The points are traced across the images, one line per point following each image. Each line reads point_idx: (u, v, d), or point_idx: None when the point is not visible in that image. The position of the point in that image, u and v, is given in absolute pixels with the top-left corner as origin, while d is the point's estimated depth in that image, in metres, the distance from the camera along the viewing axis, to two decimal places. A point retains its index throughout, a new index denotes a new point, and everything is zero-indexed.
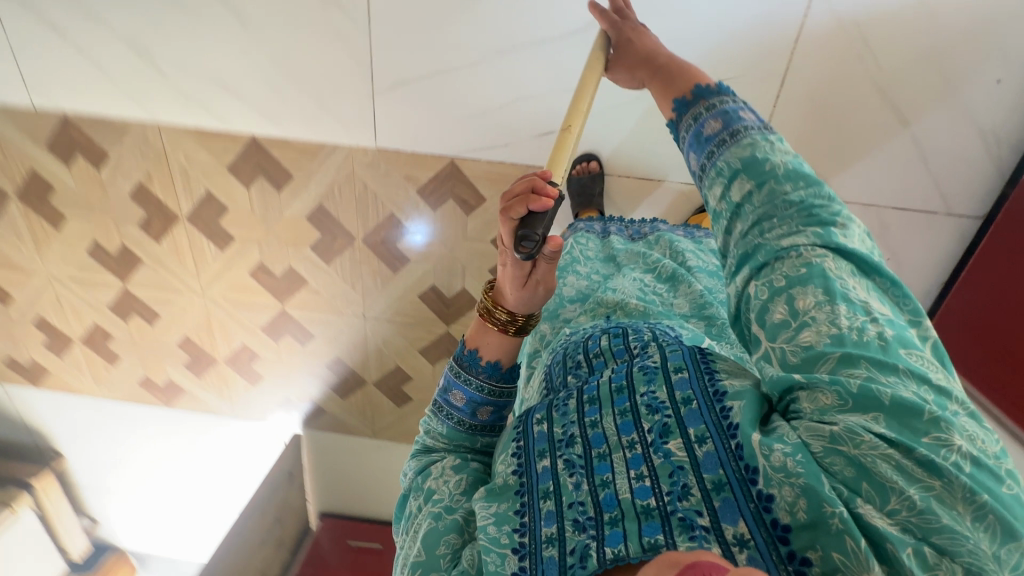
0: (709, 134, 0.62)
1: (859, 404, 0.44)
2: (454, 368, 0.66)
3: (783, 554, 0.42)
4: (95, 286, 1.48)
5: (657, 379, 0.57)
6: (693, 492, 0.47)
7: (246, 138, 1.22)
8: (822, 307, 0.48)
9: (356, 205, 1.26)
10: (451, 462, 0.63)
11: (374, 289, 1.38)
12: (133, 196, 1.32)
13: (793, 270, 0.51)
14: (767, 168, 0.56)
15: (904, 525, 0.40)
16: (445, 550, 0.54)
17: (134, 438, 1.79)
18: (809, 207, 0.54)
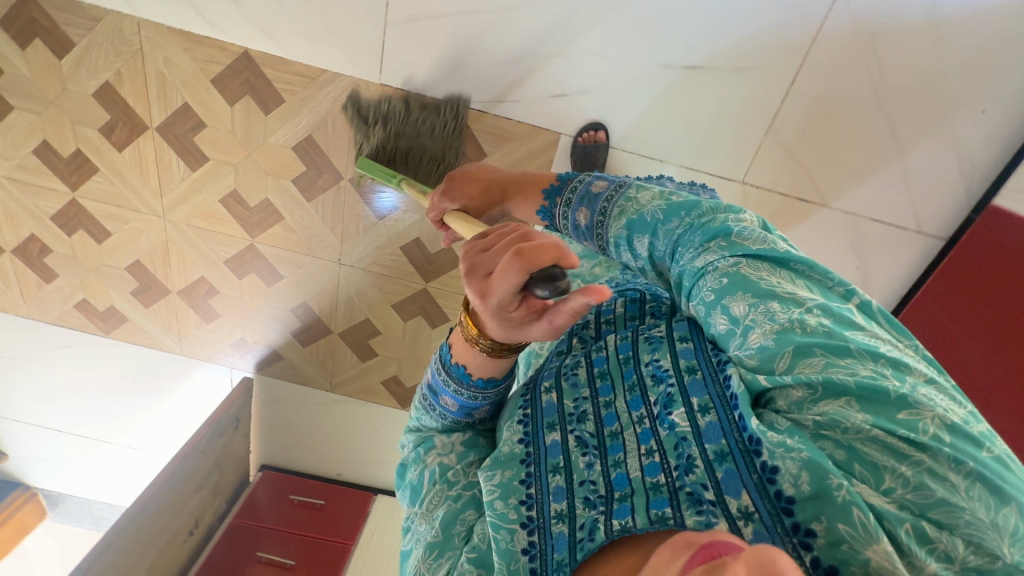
0: (585, 225, 0.63)
1: (826, 392, 0.41)
2: (442, 375, 0.63)
3: (788, 526, 0.39)
4: (38, 192, 1.34)
5: (661, 346, 0.53)
6: (698, 465, 0.44)
7: (238, 50, 1.13)
8: (756, 313, 0.46)
9: (348, 140, 1.20)
10: (461, 438, 0.65)
11: (355, 234, 1.33)
12: (96, 96, 1.20)
13: (717, 284, 0.49)
14: (648, 218, 0.57)
15: (902, 503, 0.37)
16: (461, 527, 0.56)
17: (61, 368, 1.65)
18: (701, 226, 0.53)
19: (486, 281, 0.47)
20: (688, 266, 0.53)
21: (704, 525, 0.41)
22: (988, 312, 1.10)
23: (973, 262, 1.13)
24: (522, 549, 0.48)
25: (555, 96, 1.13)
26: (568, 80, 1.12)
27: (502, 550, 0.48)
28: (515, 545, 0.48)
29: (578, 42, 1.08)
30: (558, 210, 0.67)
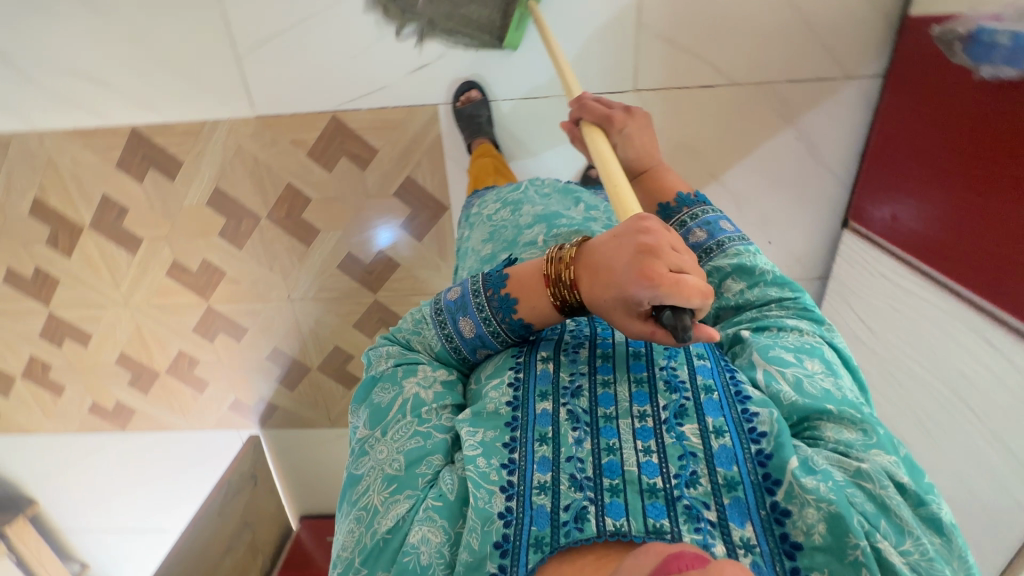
0: (696, 241, 0.74)
1: (879, 447, 0.54)
2: (480, 296, 0.66)
3: (787, 566, 0.47)
4: (21, 315, 1.46)
5: (678, 357, 0.62)
6: (701, 482, 0.51)
7: (125, 130, 1.18)
8: (828, 379, 0.59)
9: (251, 180, 1.23)
10: (444, 376, 0.68)
11: (294, 267, 1.35)
12: (33, 213, 1.30)
13: (798, 341, 0.63)
14: (757, 272, 0.70)
15: (911, 566, 0.47)
16: (428, 469, 0.58)
17: (101, 471, 1.76)
18: (809, 311, 0.68)
19: (655, 275, 0.53)
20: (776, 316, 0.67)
21: (701, 542, 0.47)
22: (983, 140, 0.85)
23: (904, 87, 1.02)
24: (498, 513, 0.51)
25: (416, 69, 1.12)
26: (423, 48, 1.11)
27: (478, 508, 0.51)
28: (492, 504, 0.51)
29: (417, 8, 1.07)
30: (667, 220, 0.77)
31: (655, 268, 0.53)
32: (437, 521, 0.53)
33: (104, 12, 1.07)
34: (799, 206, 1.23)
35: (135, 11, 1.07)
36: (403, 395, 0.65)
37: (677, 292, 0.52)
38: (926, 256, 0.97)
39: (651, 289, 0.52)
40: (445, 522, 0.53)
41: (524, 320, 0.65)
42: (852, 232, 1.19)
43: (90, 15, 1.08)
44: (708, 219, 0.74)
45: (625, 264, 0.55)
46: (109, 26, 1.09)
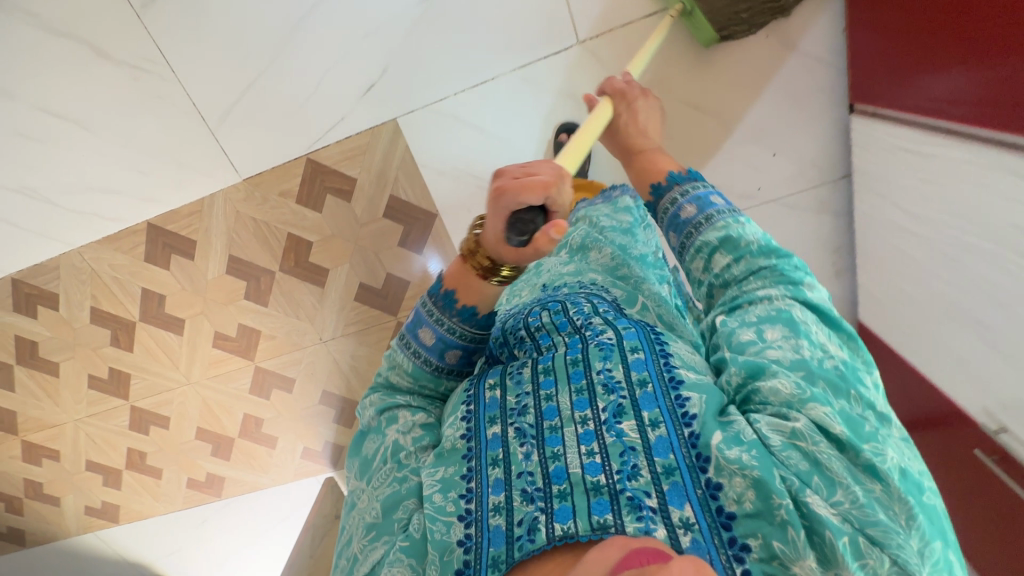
0: (685, 217, 0.74)
1: (817, 400, 0.54)
2: (428, 305, 0.72)
3: (725, 538, 0.49)
4: (110, 413, 1.63)
5: (613, 355, 0.62)
6: (642, 474, 0.52)
7: (143, 225, 1.31)
8: (785, 345, 0.58)
9: (257, 240, 1.31)
10: (421, 419, 0.69)
11: (317, 310, 1.41)
12: (94, 320, 1.46)
13: (764, 311, 0.62)
14: (741, 244, 0.68)
15: (845, 515, 0.50)
16: (403, 514, 0.61)
17: (213, 539, 1.91)
18: (784, 270, 0.65)
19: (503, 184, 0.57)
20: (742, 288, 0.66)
21: (644, 530, 0.49)
22: None
23: None
24: (457, 542, 0.54)
25: (366, 91, 1.16)
26: (368, 69, 1.15)
27: (437, 540, 0.55)
28: (450, 535, 0.55)
29: (352, 34, 1.13)
30: (661, 201, 0.79)
31: (501, 180, 0.57)
32: (406, 561, 0.56)
33: (97, 128, 1.20)
34: (792, 107, 1.15)
35: (122, 118, 1.19)
36: (385, 443, 0.68)
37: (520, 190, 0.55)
38: (926, 104, 0.87)
39: (500, 199, 0.57)
40: (413, 561, 0.56)
41: (471, 307, 0.70)
42: (858, 113, 1.08)
43: (87, 134, 1.21)
44: (698, 195, 0.75)
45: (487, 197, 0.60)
46: (104, 139, 1.21)
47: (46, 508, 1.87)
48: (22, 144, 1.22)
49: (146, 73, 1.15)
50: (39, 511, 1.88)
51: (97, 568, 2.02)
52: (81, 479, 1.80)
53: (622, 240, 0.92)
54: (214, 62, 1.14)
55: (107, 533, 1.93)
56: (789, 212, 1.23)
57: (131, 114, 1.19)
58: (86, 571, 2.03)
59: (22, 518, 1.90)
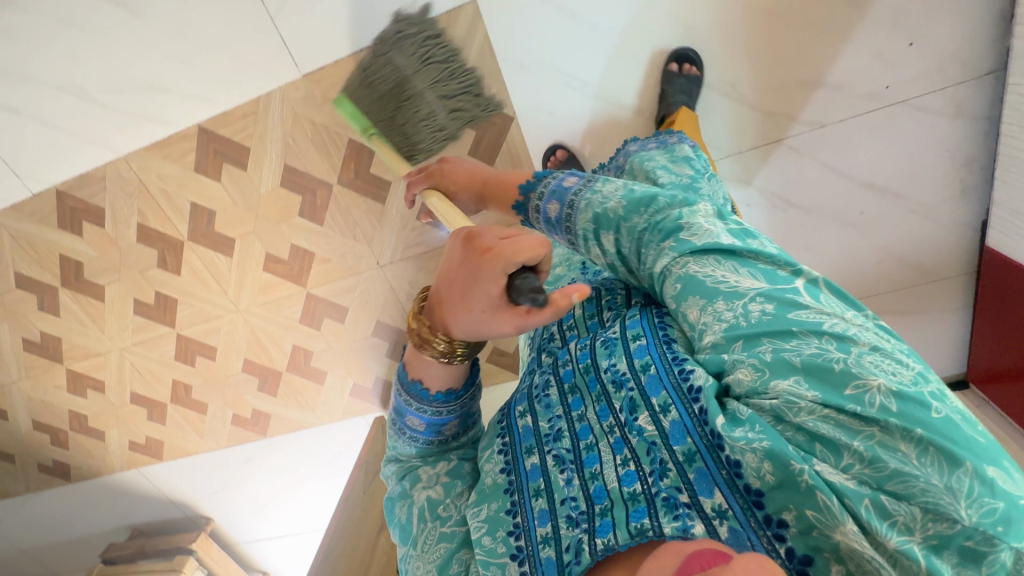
0: (555, 218, 0.66)
1: (777, 372, 0.47)
2: (402, 395, 0.66)
3: (762, 518, 0.46)
4: (155, 342, 1.57)
5: (617, 349, 0.61)
6: (670, 469, 0.51)
7: (193, 130, 1.21)
8: (710, 312, 0.52)
9: (315, 148, 1.21)
10: (444, 467, 0.67)
11: (376, 230, 1.31)
12: (140, 240, 1.38)
13: (673, 289, 0.56)
14: (612, 215, 0.61)
15: (861, 478, 0.43)
16: (458, 568, 0.60)
17: (257, 479, 1.87)
18: (658, 226, 0.58)
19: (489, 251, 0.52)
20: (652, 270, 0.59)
21: (681, 529, 0.47)
22: None
23: None
24: None
25: None
26: None
27: None
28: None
29: None
30: (532, 216, 0.71)
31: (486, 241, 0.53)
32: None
33: (146, 14, 1.10)
34: None
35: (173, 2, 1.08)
36: (416, 505, 0.65)
37: (520, 245, 0.51)
38: None
39: (493, 260, 0.51)
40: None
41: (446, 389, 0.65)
42: None
43: (136, 21, 1.10)
44: (555, 190, 0.67)
45: (460, 260, 0.54)
46: (154, 27, 1.11)
47: (91, 442, 1.84)
48: (67, 34, 1.12)
49: None
50: (83, 445, 1.86)
51: (141, 506, 2.00)
52: (126, 412, 1.75)
53: None
54: None
55: (151, 470, 1.90)
56: (917, 117, 1.08)
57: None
58: (131, 508, 2.01)
59: (66, 452, 1.88)
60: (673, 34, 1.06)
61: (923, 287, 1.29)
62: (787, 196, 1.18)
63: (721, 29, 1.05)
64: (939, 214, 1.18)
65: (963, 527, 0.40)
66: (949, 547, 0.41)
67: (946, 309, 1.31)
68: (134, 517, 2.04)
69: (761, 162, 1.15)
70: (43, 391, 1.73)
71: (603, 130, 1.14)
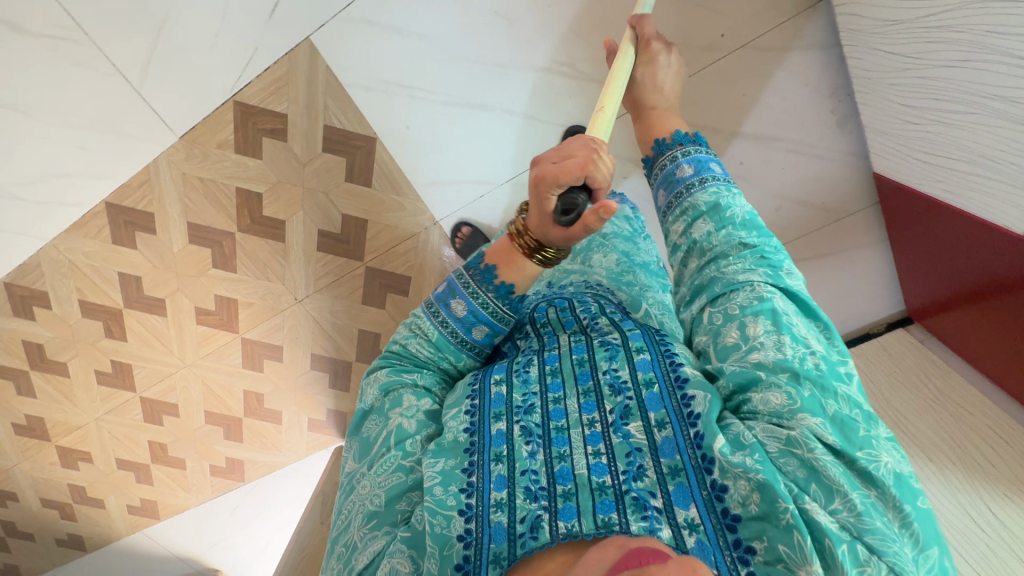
0: (679, 179, 0.80)
1: (806, 407, 0.59)
2: (465, 277, 0.73)
3: (730, 541, 0.55)
4: (124, 407, 1.67)
5: (619, 358, 0.68)
6: (647, 474, 0.59)
7: (101, 205, 1.31)
8: (769, 338, 0.63)
9: (208, 201, 1.28)
10: (426, 403, 0.71)
11: (285, 268, 1.37)
12: (85, 314, 1.49)
13: (746, 301, 0.67)
14: (727, 214, 0.74)
15: (844, 524, 0.54)
16: (405, 506, 0.63)
17: (249, 525, 1.94)
18: (766, 254, 0.71)
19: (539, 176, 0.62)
20: (727, 278, 0.69)
21: (649, 528, 0.55)
22: None
23: None
24: (457, 536, 0.57)
25: (271, 13, 1.11)
26: None
27: (436, 533, 0.57)
28: (450, 529, 0.57)
29: None
30: (660, 159, 0.85)
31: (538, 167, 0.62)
32: (407, 553, 0.58)
33: (33, 110, 1.20)
34: None
35: (51, 95, 1.19)
36: (387, 426, 0.69)
37: (562, 173, 0.60)
38: None
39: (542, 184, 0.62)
40: (413, 552, 0.58)
41: (508, 284, 0.72)
42: None
43: (26, 118, 1.21)
44: (697, 158, 0.81)
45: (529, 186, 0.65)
46: (42, 120, 1.21)
47: (95, 511, 1.95)
48: None
49: (62, 41, 1.14)
50: (89, 515, 1.97)
51: (153, 566, 2.09)
52: (116, 478, 1.86)
53: (625, 248, 0.96)
54: (122, 15, 1.12)
55: (153, 530, 1.99)
56: (764, 58, 1.08)
57: (58, 89, 1.18)
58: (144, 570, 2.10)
59: (75, 524, 1.99)
60: (499, 29, 1.10)
61: (832, 226, 1.23)
62: None
63: (545, 15, 1.08)
64: (822, 149, 1.14)
65: None
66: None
67: (863, 244, 1.26)
68: None
69: None
70: (41, 469, 1.85)
71: (456, 133, 1.20)
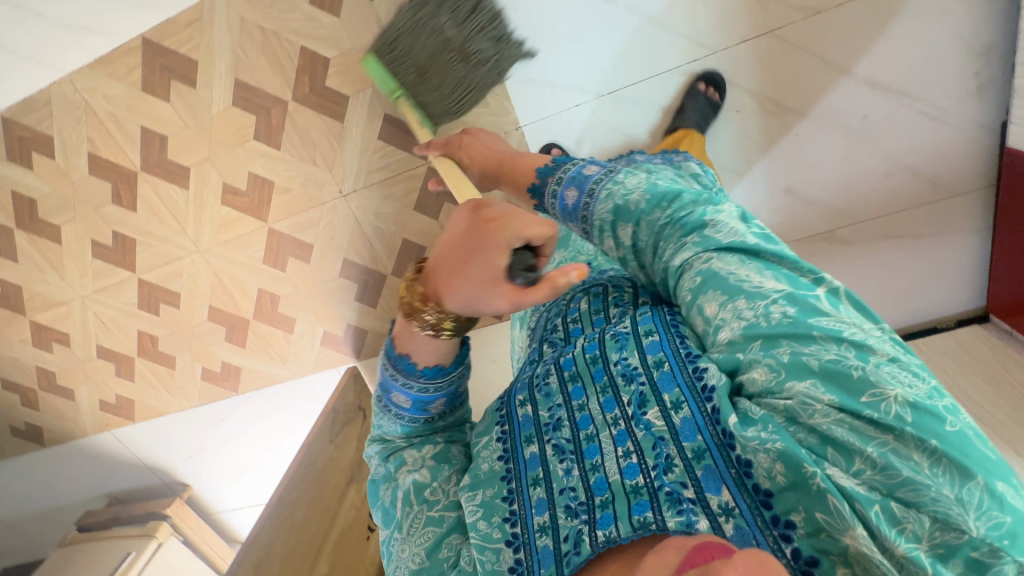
0: (572, 207, 0.65)
1: (791, 373, 0.47)
2: (389, 371, 0.65)
3: (768, 518, 0.46)
4: (118, 288, 1.49)
5: (628, 344, 0.60)
6: (675, 465, 0.51)
7: (138, 42, 1.14)
8: (727, 312, 0.52)
9: (265, 57, 1.13)
10: (430, 450, 0.66)
11: (336, 153, 1.22)
12: (92, 172, 1.31)
13: (692, 282, 0.55)
14: (633, 209, 0.60)
15: (871, 483, 0.43)
16: (449, 551, 0.59)
17: (232, 441, 1.80)
18: (681, 220, 0.58)
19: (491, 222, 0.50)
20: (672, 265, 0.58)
21: (685, 524, 0.48)
22: None
23: None
24: (509, 567, 0.54)
25: None
26: None
27: (490, 570, 0.55)
28: (500, 564, 0.54)
29: None
30: (547, 201, 0.70)
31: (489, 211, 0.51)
32: None
33: None
34: None
35: None
36: (400, 489, 0.64)
37: (524, 226, 0.49)
38: None
39: (499, 231, 0.49)
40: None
41: (433, 365, 0.64)
42: None
43: None
44: (572, 176, 0.66)
45: (463, 229, 0.52)
46: None
47: (61, 402, 1.76)
48: None
49: None
50: (53, 406, 1.77)
51: (115, 473, 1.92)
52: (94, 368, 1.68)
53: None
54: None
55: (123, 432, 1.82)
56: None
57: None
58: (105, 476, 1.94)
59: (36, 414, 1.80)
60: None
61: (938, 204, 1.16)
62: (781, 100, 1.08)
63: None
64: (951, 116, 1.07)
65: (969, 539, 0.40)
66: (956, 557, 0.41)
67: (962, 232, 1.18)
68: (107, 486, 1.96)
69: (752, 57, 1.06)
70: (8, 346, 1.66)
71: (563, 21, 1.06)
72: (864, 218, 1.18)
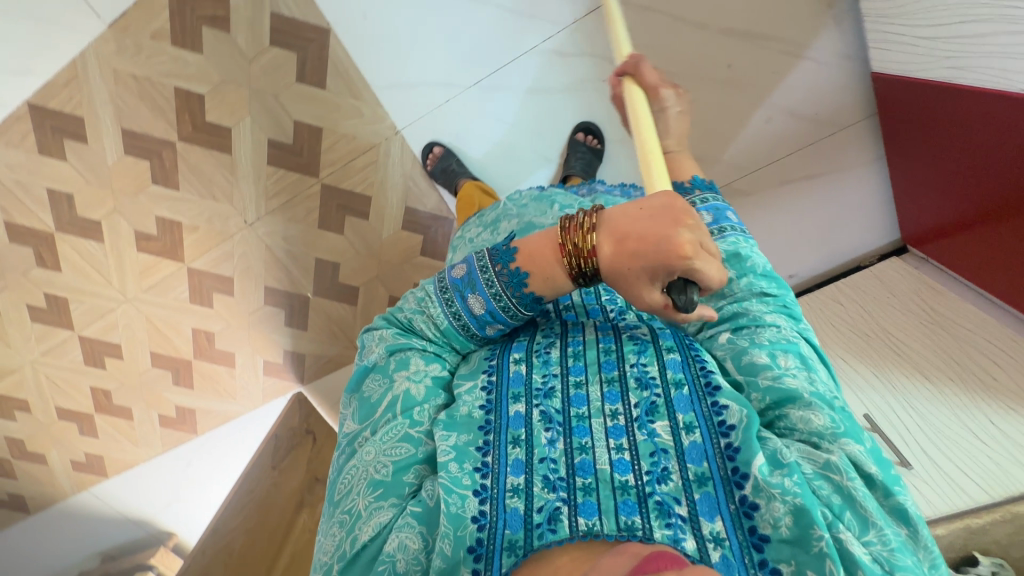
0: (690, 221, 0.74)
1: (850, 442, 0.53)
2: (489, 267, 0.61)
3: (755, 560, 0.47)
4: (61, 349, 1.53)
5: (649, 353, 0.60)
6: (672, 478, 0.51)
7: (23, 107, 1.18)
8: (802, 373, 0.58)
9: (143, 102, 1.18)
10: (434, 368, 0.64)
11: (234, 184, 1.26)
12: (12, 239, 1.35)
13: (774, 336, 0.61)
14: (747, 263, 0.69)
15: (875, 556, 0.47)
16: (413, 478, 0.55)
17: (206, 482, 1.82)
18: (784, 299, 0.67)
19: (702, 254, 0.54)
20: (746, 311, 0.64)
21: (672, 538, 0.46)
22: None
23: None
24: (472, 517, 0.49)
25: None
26: None
27: (450, 513, 0.49)
28: (466, 508, 0.49)
29: None
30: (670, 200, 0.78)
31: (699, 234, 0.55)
32: (417, 528, 0.50)
33: None
34: None
35: None
36: (393, 391, 0.61)
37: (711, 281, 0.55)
38: None
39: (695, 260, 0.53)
40: (424, 528, 0.51)
41: (535, 296, 0.60)
42: None
43: None
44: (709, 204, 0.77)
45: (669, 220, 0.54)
46: None
47: (33, 467, 1.77)
48: None
49: None
50: (30, 473, 1.78)
51: (100, 530, 1.89)
52: (58, 430, 1.71)
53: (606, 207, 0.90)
54: None
55: (101, 489, 1.84)
56: None
57: None
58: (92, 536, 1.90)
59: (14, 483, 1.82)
60: None
61: (825, 141, 1.15)
62: None
63: None
64: (816, 51, 1.08)
65: None
66: None
67: (858, 165, 1.16)
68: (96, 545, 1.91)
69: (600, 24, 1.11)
70: None
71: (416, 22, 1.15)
72: (754, 166, 1.17)
